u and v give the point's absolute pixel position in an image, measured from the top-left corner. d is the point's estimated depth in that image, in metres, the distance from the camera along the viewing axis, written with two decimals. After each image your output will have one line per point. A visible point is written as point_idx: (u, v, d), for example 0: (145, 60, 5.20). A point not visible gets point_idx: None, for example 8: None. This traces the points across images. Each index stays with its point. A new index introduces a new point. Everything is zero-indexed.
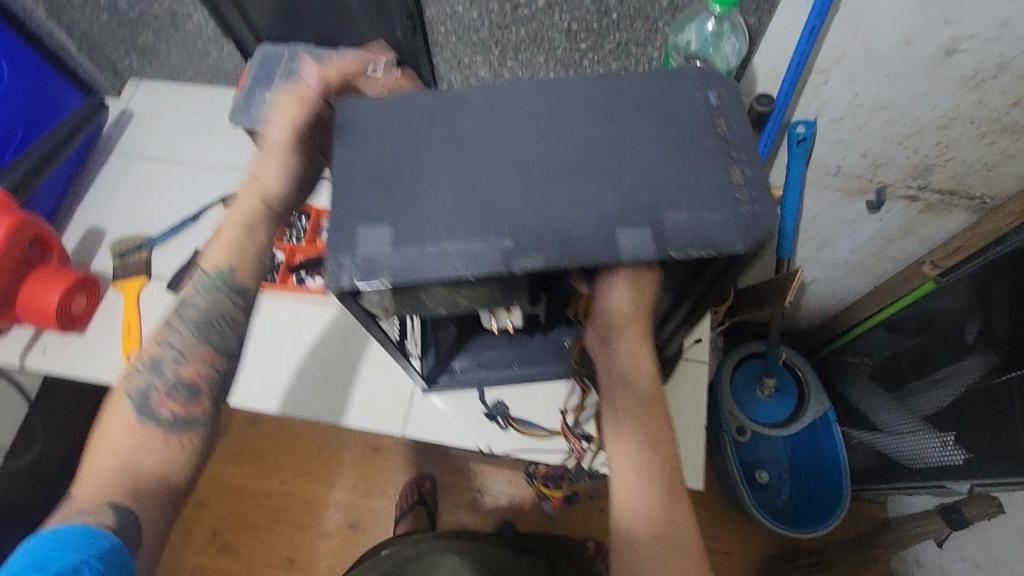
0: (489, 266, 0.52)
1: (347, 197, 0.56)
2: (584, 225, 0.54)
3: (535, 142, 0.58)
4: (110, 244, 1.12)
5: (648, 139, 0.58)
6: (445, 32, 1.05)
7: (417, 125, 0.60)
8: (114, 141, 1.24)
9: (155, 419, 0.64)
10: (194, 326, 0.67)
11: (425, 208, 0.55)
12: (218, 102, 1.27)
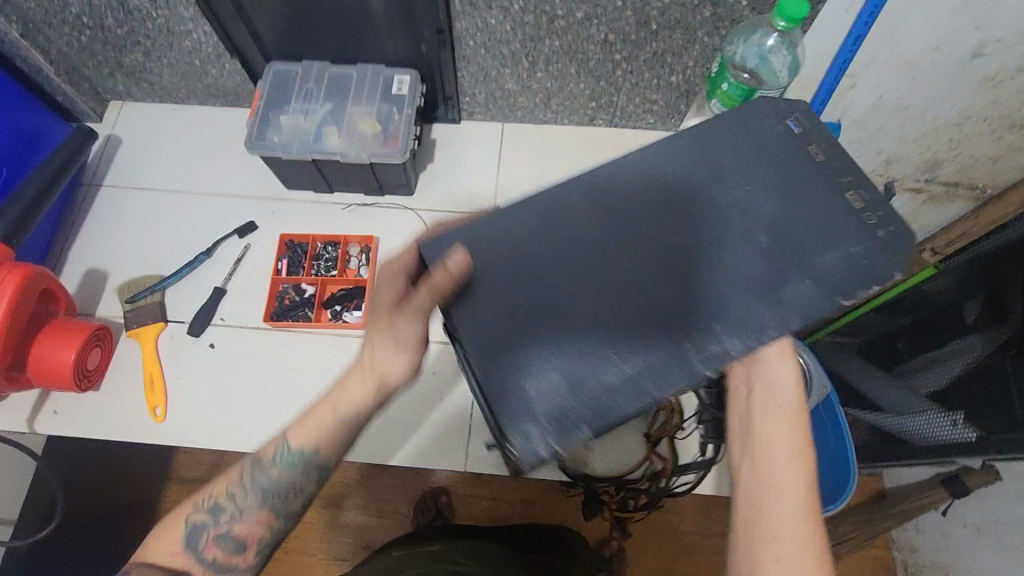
0: (674, 376, 0.59)
1: (503, 347, 0.61)
2: (744, 300, 0.62)
3: (655, 229, 0.64)
4: (116, 288, 1.03)
5: (756, 204, 0.64)
6: (474, 46, 1.00)
7: (529, 243, 0.65)
8: (103, 171, 1.13)
9: (201, 560, 0.70)
10: (272, 491, 0.72)
11: (566, 332, 0.61)
12: (216, 122, 1.17)
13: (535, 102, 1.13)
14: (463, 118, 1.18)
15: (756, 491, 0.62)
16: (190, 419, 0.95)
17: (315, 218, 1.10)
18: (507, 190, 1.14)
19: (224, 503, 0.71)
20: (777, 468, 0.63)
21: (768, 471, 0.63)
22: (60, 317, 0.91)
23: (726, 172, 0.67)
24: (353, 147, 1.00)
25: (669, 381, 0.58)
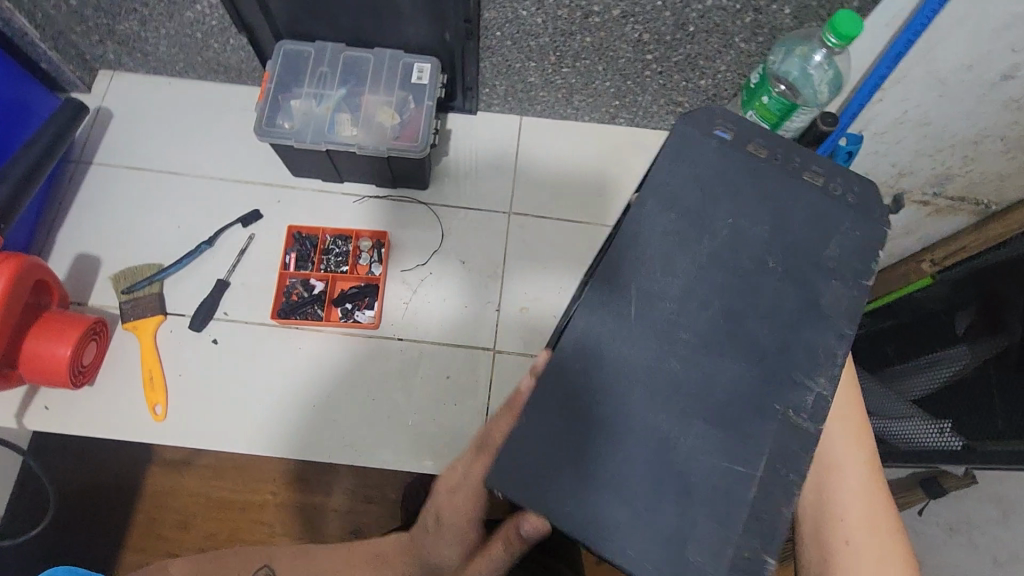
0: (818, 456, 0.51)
1: (637, 461, 0.49)
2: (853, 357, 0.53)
3: (762, 288, 0.54)
4: (110, 277, 0.97)
5: (807, 244, 0.56)
6: (500, 36, 0.95)
7: (644, 336, 0.52)
8: (93, 147, 1.06)
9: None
10: None
11: (703, 447, 0.50)
12: (216, 99, 1.10)
13: (557, 97, 1.09)
14: (480, 108, 1.13)
15: (826, 486, 0.64)
16: (191, 418, 0.92)
17: (324, 210, 1.05)
18: (523, 188, 1.10)
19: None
20: (841, 459, 0.65)
21: (837, 460, 0.65)
22: (54, 309, 0.86)
23: (796, 196, 0.58)
24: (369, 138, 0.95)
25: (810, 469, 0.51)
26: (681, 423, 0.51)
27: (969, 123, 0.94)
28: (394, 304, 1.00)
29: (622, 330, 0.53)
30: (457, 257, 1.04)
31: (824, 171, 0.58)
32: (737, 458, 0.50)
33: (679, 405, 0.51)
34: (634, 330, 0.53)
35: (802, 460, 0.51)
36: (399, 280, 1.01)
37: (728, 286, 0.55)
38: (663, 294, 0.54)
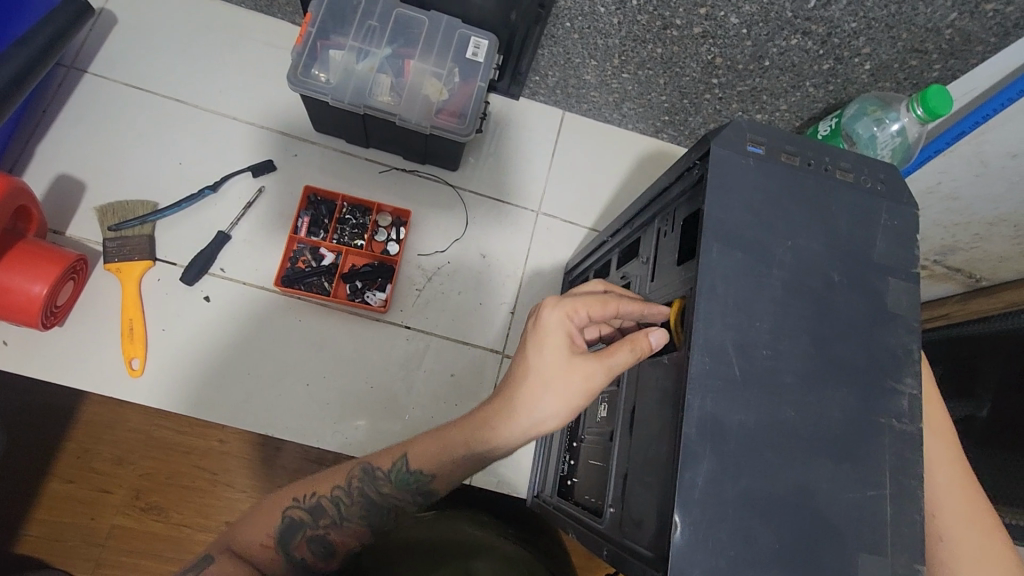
0: (893, 556, 0.47)
1: (725, 534, 0.45)
2: (917, 452, 0.50)
3: (833, 362, 0.51)
4: (95, 208, 0.87)
5: (893, 323, 0.53)
6: (568, 28, 0.89)
7: (725, 395, 0.47)
8: (88, 54, 0.93)
9: (288, 556, 0.59)
10: (366, 506, 0.61)
11: (796, 532, 0.46)
12: (237, 27, 0.98)
13: (607, 100, 1.03)
14: (524, 95, 1.06)
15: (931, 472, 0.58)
16: (171, 378, 0.85)
17: (346, 175, 0.97)
18: (555, 188, 1.05)
19: (328, 506, 0.60)
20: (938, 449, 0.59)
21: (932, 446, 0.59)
22: (31, 238, 0.77)
23: (886, 268, 0.54)
24: (412, 110, 0.87)
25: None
26: (813, 509, 0.47)
27: (991, 204, 0.86)
28: (406, 289, 0.94)
29: (737, 408, 0.47)
30: (478, 250, 0.99)
31: (882, 221, 0.55)
32: (809, 546, 0.46)
33: (766, 483, 0.46)
34: (753, 403, 0.48)
35: (876, 551, 0.47)
36: (414, 265, 0.95)
37: (815, 362, 0.50)
38: (764, 348, 0.49)
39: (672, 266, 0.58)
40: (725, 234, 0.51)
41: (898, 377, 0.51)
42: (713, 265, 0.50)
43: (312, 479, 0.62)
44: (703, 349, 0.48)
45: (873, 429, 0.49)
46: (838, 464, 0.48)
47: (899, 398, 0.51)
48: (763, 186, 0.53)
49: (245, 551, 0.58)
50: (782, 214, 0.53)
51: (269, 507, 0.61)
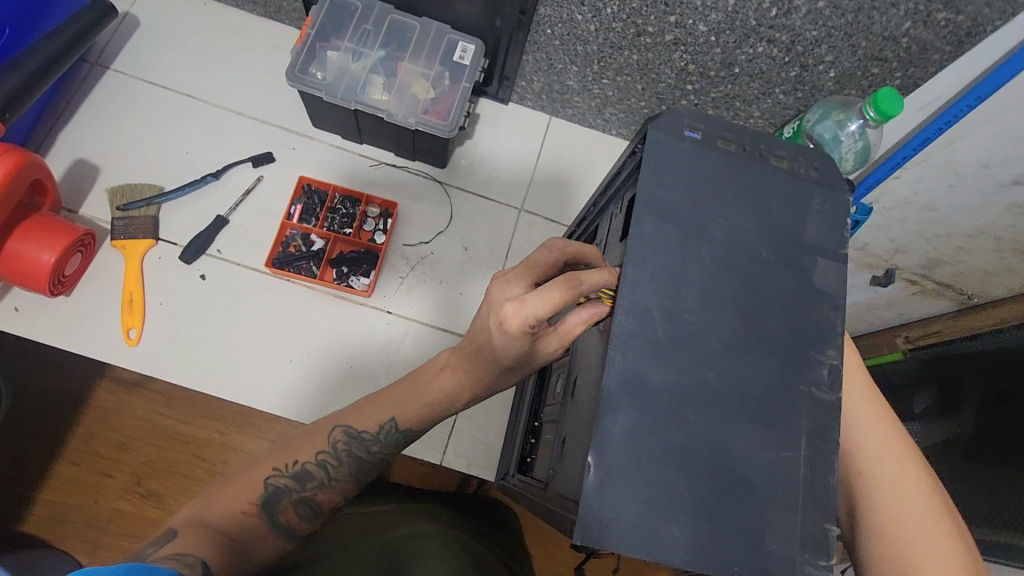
0: (805, 514, 0.49)
1: (636, 479, 0.47)
2: (837, 420, 0.52)
3: (758, 330, 0.53)
4: (107, 190, 0.95)
5: (820, 298, 0.55)
6: (549, 35, 0.94)
7: (647, 353, 0.51)
8: (111, 52, 1.02)
9: (273, 520, 0.57)
10: (356, 467, 0.61)
11: (706, 484, 0.48)
12: (250, 32, 1.06)
13: (589, 106, 1.08)
14: (513, 100, 1.12)
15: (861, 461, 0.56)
16: (163, 348, 0.91)
17: (339, 168, 1.03)
18: (539, 189, 1.10)
19: (315, 470, 0.60)
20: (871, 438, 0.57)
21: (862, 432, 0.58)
22: (44, 211, 0.84)
23: (816, 248, 0.57)
24: (400, 107, 0.94)
25: (790, 532, 0.48)
26: (727, 465, 0.49)
27: (969, 217, 0.84)
28: (390, 276, 0.99)
29: (659, 366, 0.50)
30: (461, 243, 1.04)
31: (816, 206, 0.58)
32: (720, 497, 0.48)
33: (680, 437, 0.49)
34: (675, 363, 0.51)
35: (787, 506, 0.49)
36: (399, 255, 1.00)
37: (740, 329, 0.53)
38: (688, 313, 0.52)
39: (615, 242, 0.62)
40: (657, 208, 0.55)
41: (822, 350, 0.54)
42: (643, 235, 0.54)
43: (290, 446, 0.61)
44: (628, 310, 0.52)
45: (794, 395, 0.52)
46: (757, 426, 0.50)
47: (820, 368, 0.53)
48: (698, 167, 0.57)
49: (224, 521, 0.55)
50: (716, 194, 0.57)
51: (246, 476, 0.58)
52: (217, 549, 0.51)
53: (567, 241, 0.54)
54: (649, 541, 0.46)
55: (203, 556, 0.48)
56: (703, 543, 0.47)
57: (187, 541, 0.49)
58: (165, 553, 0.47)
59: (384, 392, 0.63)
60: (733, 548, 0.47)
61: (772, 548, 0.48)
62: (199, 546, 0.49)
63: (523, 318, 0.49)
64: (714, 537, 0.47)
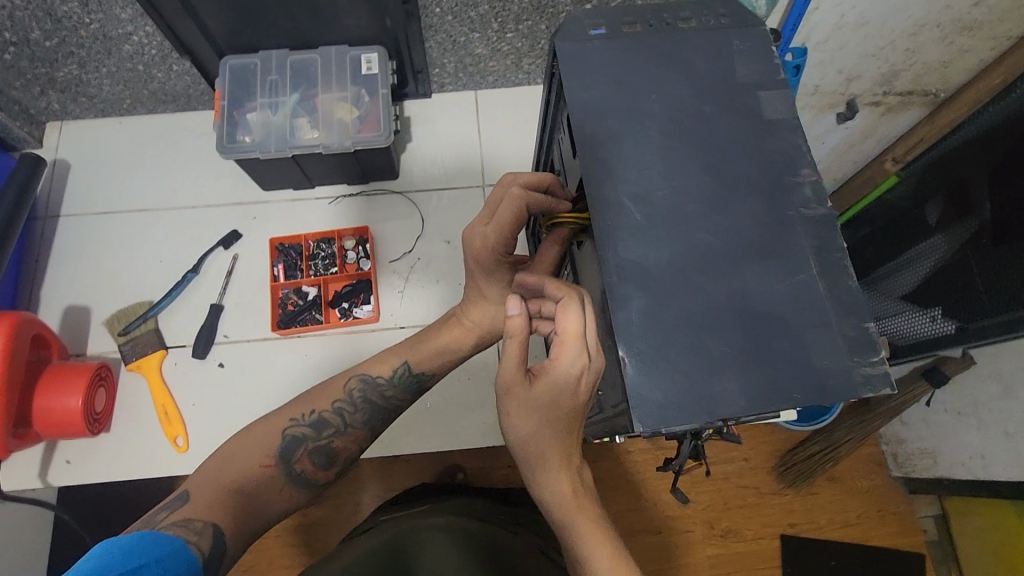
0: (842, 324, 0.49)
1: (669, 354, 0.49)
2: (835, 229, 0.52)
3: (729, 179, 0.54)
4: (104, 324, 0.97)
5: (776, 129, 0.56)
6: (439, 13, 0.94)
7: (636, 239, 0.52)
8: (55, 198, 1.04)
9: (291, 469, 0.67)
10: (368, 410, 0.72)
11: (737, 330, 0.49)
12: (172, 131, 1.08)
13: (507, 65, 1.08)
14: (435, 91, 1.13)
15: None
16: (210, 444, 0.93)
17: (302, 217, 1.04)
18: (493, 161, 1.10)
19: (329, 419, 0.70)
20: None
21: None
22: (55, 362, 0.86)
23: (755, 84, 0.57)
24: (333, 136, 0.95)
25: (832, 344, 0.49)
26: (752, 308, 0.50)
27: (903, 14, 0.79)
28: (390, 295, 1.01)
29: (652, 247, 0.51)
30: (442, 238, 1.05)
31: (738, 48, 0.58)
32: (754, 338, 0.49)
33: (696, 300, 0.50)
34: (666, 238, 0.52)
35: (821, 322, 0.50)
36: (389, 272, 1.02)
37: (714, 185, 0.54)
38: (659, 191, 0.53)
39: (571, 162, 0.63)
40: (593, 110, 0.56)
41: (796, 174, 0.54)
42: (588, 138, 0.55)
43: (305, 402, 0.71)
44: (604, 209, 0.53)
45: (787, 222, 0.52)
46: (763, 261, 0.51)
47: (802, 189, 0.54)
48: (615, 58, 0.58)
49: (246, 472, 0.64)
50: (640, 73, 0.57)
51: (266, 430, 0.67)
52: (229, 508, 0.59)
53: (517, 172, 0.61)
54: (704, 401, 0.47)
55: (211, 519, 0.56)
56: (756, 385, 0.48)
57: (197, 509, 0.57)
58: (175, 518, 0.56)
59: (404, 345, 0.75)
60: (786, 378, 0.48)
61: (822, 364, 0.49)
62: (206, 512, 0.57)
63: (490, 249, 0.62)
64: (765, 376, 0.48)
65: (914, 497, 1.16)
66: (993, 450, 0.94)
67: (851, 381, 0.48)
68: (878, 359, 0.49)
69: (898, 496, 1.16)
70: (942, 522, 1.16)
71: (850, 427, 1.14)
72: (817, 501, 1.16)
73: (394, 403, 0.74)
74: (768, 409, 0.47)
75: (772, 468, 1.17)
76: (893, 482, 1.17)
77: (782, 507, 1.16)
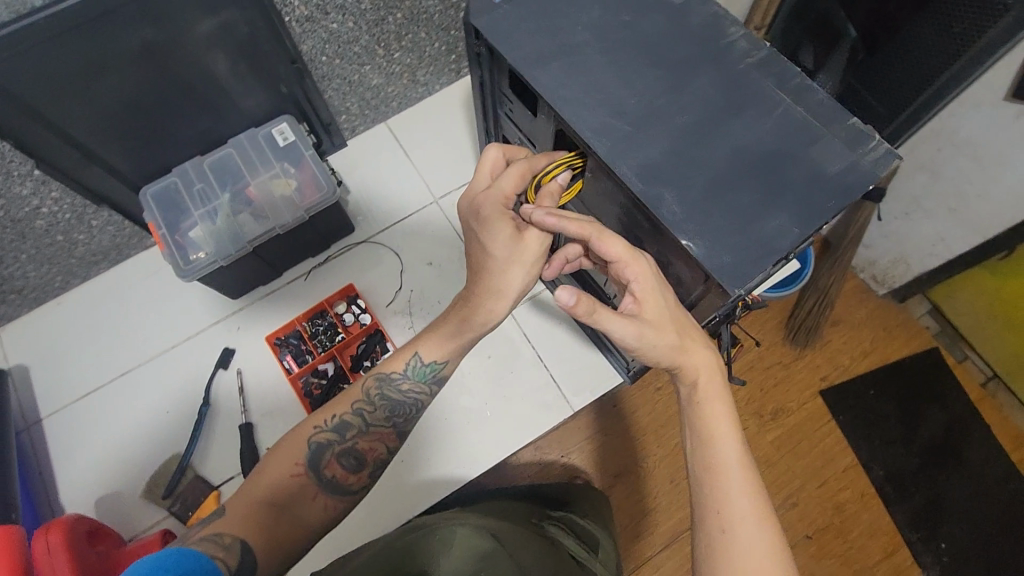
0: (825, 134, 0.56)
1: (711, 222, 0.53)
2: (775, 66, 0.59)
3: (674, 68, 0.60)
4: (143, 496, 0.91)
5: (689, 11, 0.62)
6: (327, 60, 0.96)
7: (632, 146, 0.57)
8: (30, 405, 0.97)
9: (321, 476, 0.63)
10: (392, 407, 0.69)
11: (751, 180, 0.55)
12: (118, 286, 1.04)
13: (404, 84, 1.10)
14: (349, 136, 1.14)
15: None
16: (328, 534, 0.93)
17: (284, 306, 1.02)
18: (433, 172, 1.12)
19: (351, 420, 0.67)
20: None
21: None
22: (114, 552, 0.80)
23: None
24: (282, 213, 0.94)
25: (828, 154, 0.55)
26: (747, 158, 0.56)
27: None
28: (403, 334, 1.01)
29: (645, 146, 0.56)
30: (423, 261, 1.06)
31: None
32: (767, 176, 0.55)
33: (707, 171, 0.55)
34: (651, 138, 0.57)
35: (809, 139, 0.56)
36: (391, 314, 1.02)
37: (665, 77, 0.60)
38: (625, 99, 0.59)
39: (532, 123, 0.69)
40: (535, 59, 0.60)
41: (722, 40, 0.61)
42: (547, 84, 0.59)
43: (325, 406, 0.67)
44: (592, 134, 0.57)
45: (738, 79, 0.59)
46: (739, 116, 0.57)
47: (735, 49, 0.60)
48: (529, 11, 0.62)
49: (277, 482, 0.60)
50: (558, 15, 0.62)
51: (288, 444, 0.63)
52: (257, 523, 0.57)
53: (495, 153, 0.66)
54: (759, 246, 0.52)
55: (239, 534, 0.55)
56: (790, 213, 0.53)
57: (228, 520, 0.56)
58: (205, 533, 0.54)
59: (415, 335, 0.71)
60: (812, 196, 0.54)
61: (831, 172, 0.54)
62: (239, 527, 0.55)
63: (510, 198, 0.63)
64: (793, 203, 0.54)
65: (906, 302, 1.26)
66: (949, 231, 1.03)
67: (860, 174, 0.54)
68: (874, 144, 0.55)
69: (894, 308, 1.26)
70: (937, 314, 1.26)
71: (830, 271, 1.20)
72: (834, 347, 1.24)
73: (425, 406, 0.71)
74: (808, 228, 0.53)
75: (785, 339, 1.25)
76: (884, 299, 1.27)
77: (809, 366, 1.23)
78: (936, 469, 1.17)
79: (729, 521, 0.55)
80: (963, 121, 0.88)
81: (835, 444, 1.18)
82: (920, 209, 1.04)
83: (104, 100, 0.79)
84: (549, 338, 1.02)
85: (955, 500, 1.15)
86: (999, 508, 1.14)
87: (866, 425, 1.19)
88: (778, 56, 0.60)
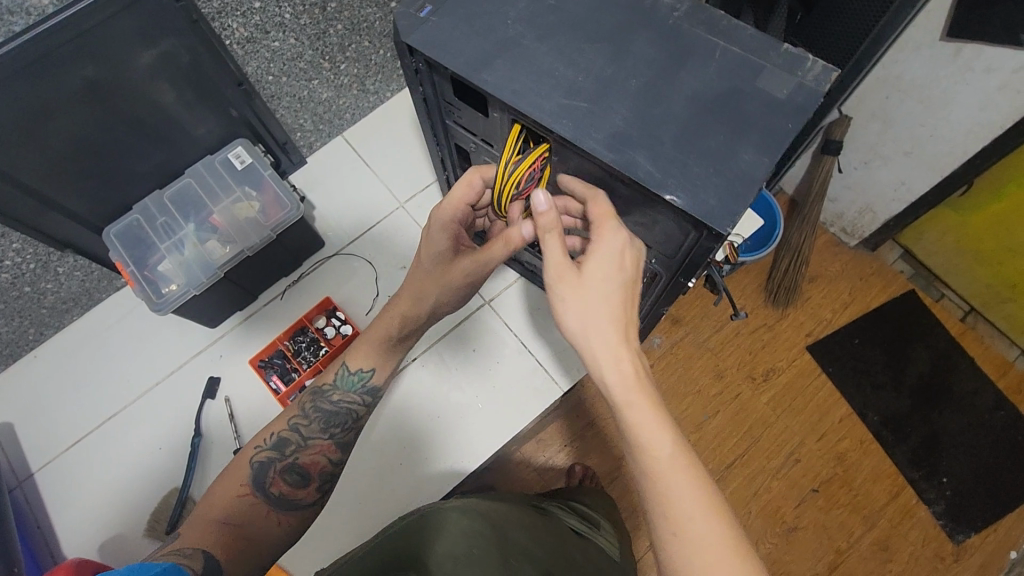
0: (756, 89, 0.60)
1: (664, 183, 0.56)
2: (701, 33, 0.63)
3: (609, 44, 0.63)
4: (146, 535, 0.91)
5: None
6: (274, 79, 0.97)
7: (580, 122, 0.59)
8: (19, 462, 0.96)
9: (269, 494, 0.70)
10: (325, 417, 0.77)
11: (694, 141, 0.58)
12: (93, 332, 1.03)
13: (355, 95, 1.11)
14: (307, 153, 1.15)
15: None
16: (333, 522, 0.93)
17: (266, 330, 1.03)
18: (396, 177, 1.13)
19: (289, 436, 0.75)
20: None
21: None
22: None
23: None
24: (249, 236, 0.94)
25: (761, 109, 0.59)
26: (686, 122, 0.59)
27: None
28: None
29: (591, 122, 0.59)
30: (397, 266, 1.07)
31: None
32: (707, 136, 0.58)
33: (652, 138, 0.58)
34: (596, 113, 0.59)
35: (742, 98, 0.60)
36: (372, 322, 1.02)
37: (601, 54, 0.62)
38: (565, 79, 0.61)
39: (486, 122, 0.70)
40: (476, 51, 0.62)
41: (649, 14, 0.64)
42: (490, 74, 0.61)
43: (266, 428, 0.76)
44: (540, 116, 0.59)
45: (668, 50, 0.62)
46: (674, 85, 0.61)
47: (662, 22, 0.63)
48: (464, 7, 0.64)
49: (226, 500, 0.69)
50: (491, 8, 0.65)
51: (235, 467, 0.72)
52: (213, 537, 0.63)
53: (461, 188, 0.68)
54: (709, 202, 0.55)
55: (197, 546, 0.61)
56: (735, 167, 0.57)
57: (184, 541, 0.62)
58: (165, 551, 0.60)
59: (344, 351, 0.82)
60: (752, 149, 0.57)
61: (766, 125, 0.58)
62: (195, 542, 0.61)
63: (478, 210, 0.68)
64: (736, 158, 0.57)
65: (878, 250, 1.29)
66: (904, 173, 1.06)
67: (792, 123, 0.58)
68: (811, 64, 0.60)
69: (867, 258, 1.29)
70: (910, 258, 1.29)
71: (800, 228, 1.23)
72: (813, 301, 1.27)
73: (361, 412, 0.79)
74: (753, 179, 0.56)
75: (765, 300, 1.27)
76: (855, 250, 1.30)
77: (792, 324, 1.26)
78: (925, 404, 1.20)
79: (667, 485, 0.51)
80: (906, 64, 0.92)
81: (824, 395, 1.21)
82: (871, 154, 1.08)
83: (54, 144, 0.79)
84: (533, 325, 1.04)
85: (948, 431, 1.18)
86: (989, 432, 1.18)
87: (854, 373, 1.22)
88: (702, 24, 0.63)
